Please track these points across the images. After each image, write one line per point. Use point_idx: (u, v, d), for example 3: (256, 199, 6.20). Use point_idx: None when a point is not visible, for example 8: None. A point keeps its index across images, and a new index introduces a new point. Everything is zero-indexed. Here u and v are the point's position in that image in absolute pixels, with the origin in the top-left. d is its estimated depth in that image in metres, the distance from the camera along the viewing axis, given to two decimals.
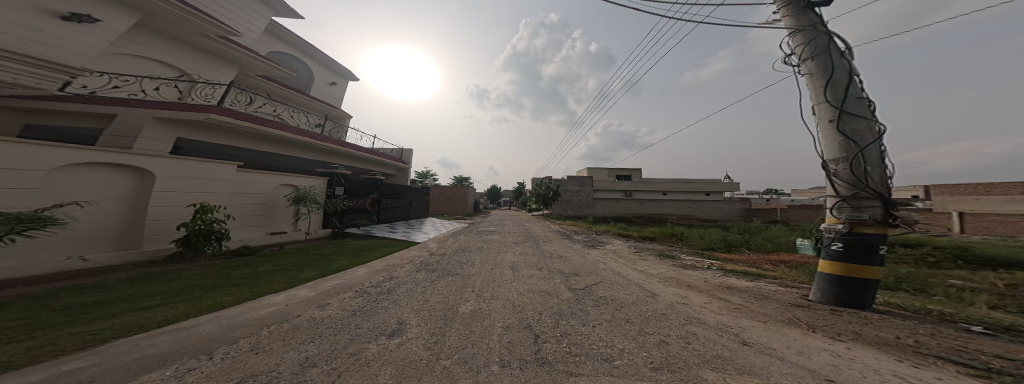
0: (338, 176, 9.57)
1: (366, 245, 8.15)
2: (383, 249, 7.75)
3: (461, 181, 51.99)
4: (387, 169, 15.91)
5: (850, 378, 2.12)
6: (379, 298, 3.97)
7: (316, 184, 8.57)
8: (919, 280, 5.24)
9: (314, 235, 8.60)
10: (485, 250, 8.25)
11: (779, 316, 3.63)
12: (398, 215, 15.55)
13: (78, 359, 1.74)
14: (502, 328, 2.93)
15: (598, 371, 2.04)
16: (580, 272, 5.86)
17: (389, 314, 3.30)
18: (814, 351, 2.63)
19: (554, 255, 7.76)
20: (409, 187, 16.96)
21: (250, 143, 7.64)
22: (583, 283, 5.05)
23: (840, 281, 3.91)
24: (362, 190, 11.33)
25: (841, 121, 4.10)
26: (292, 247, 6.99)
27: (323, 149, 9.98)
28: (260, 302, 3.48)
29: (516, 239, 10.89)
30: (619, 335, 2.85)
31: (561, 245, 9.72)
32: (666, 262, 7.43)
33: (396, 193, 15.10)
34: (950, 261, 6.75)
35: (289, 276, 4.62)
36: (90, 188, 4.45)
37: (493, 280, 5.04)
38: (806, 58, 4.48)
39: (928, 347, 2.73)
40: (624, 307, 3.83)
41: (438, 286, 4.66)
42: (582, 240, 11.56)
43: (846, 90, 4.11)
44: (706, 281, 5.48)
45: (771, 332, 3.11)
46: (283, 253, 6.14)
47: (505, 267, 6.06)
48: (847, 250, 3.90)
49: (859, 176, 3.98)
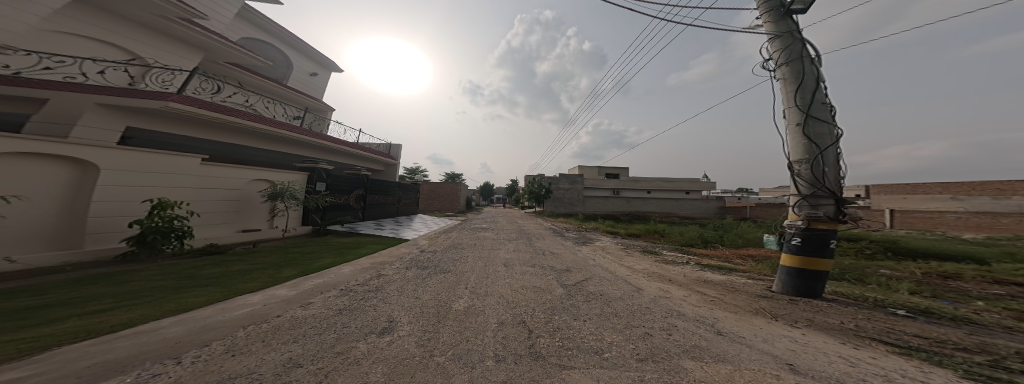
0: (319, 171, 9.18)
1: (352, 243, 7.90)
2: (370, 246, 7.53)
3: (454, 178, 51.19)
4: (375, 165, 15.47)
5: (806, 362, 2.27)
6: (368, 296, 3.87)
7: (296, 180, 8.22)
8: (857, 270, 5.68)
9: (294, 232, 8.26)
10: (478, 247, 8.21)
11: (747, 307, 3.84)
12: (385, 212, 15.15)
13: (14, 369, 1.58)
14: (496, 324, 2.93)
15: (588, 363, 2.08)
16: (573, 268, 5.95)
17: (379, 312, 3.22)
18: (776, 338, 2.81)
19: (546, 252, 7.83)
20: (398, 184, 16.59)
21: (219, 135, 7.21)
22: (574, 279, 5.13)
23: (797, 273, 4.18)
24: (346, 186, 10.97)
25: (807, 124, 4.36)
26: (267, 245, 6.67)
27: (301, 143, 9.58)
28: (234, 303, 3.31)
29: (510, 236, 10.90)
30: (607, 328, 2.91)
31: (554, 242, 9.83)
32: (650, 257, 7.69)
33: (383, 190, 14.70)
34: (882, 252, 7.30)
35: (266, 276, 4.42)
36: (20, 182, 4.05)
37: (486, 277, 5.03)
38: (783, 64, 4.68)
39: (864, 330, 2.99)
40: (614, 302, 3.93)
41: (430, 283, 4.60)
42: (574, 237, 11.73)
43: (812, 96, 4.36)
44: (686, 275, 5.72)
45: (741, 322, 3.30)
46: (257, 252, 5.84)
47: (497, 264, 6.07)
48: (805, 244, 4.17)
49: (818, 176, 4.24)
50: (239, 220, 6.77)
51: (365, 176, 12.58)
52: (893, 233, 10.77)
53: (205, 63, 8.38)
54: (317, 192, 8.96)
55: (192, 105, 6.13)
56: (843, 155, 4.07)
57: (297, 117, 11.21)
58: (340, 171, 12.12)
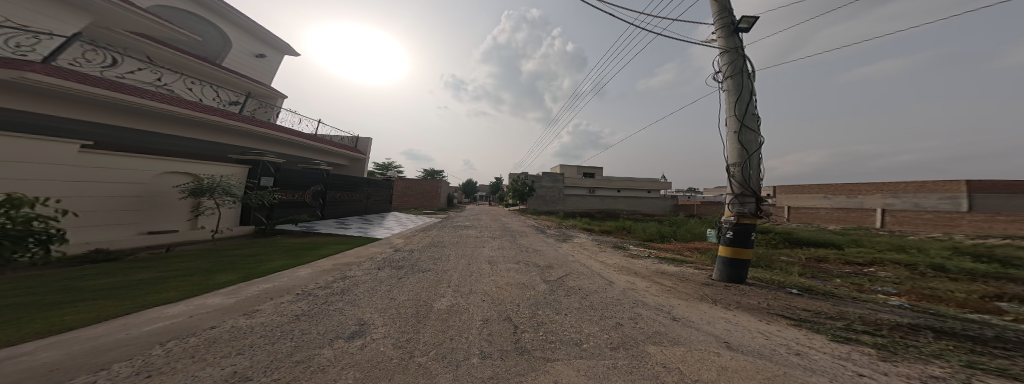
0: (265, 164, 8.09)
1: (309, 243, 7.15)
2: (334, 247, 6.91)
3: (432, 174, 49.05)
4: (338, 159, 14.26)
5: (738, 339, 2.68)
6: (332, 299, 3.59)
7: (234, 173, 7.27)
8: (764, 258, 6.81)
9: (228, 233, 7.24)
10: (458, 245, 8.03)
11: (694, 293, 4.37)
12: (351, 210, 14.00)
13: None
14: (481, 321, 2.94)
15: (571, 355, 2.20)
16: (556, 265, 6.14)
17: (342, 317, 3.00)
18: (716, 320, 3.26)
19: (529, 249, 7.94)
20: (367, 180, 15.48)
21: (125, 119, 6.07)
22: (556, 274, 5.32)
23: (729, 263, 4.86)
24: (300, 181, 9.92)
25: (741, 132, 5.09)
26: (191, 249, 5.76)
27: (237, 132, 8.38)
28: (143, 316, 2.85)
29: (493, 234, 10.80)
30: (585, 321, 3.10)
31: (538, 239, 9.95)
32: (620, 252, 8.26)
33: (350, 185, 13.63)
34: (782, 242, 8.73)
35: (191, 283, 3.85)
36: None
37: (467, 275, 4.96)
38: (728, 76, 5.35)
39: (773, 308, 3.61)
40: (589, 295, 4.19)
41: (404, 283, 4.40)
42: (555, 234, 12.00)
43: (746, 107, 5.11)
44: (647, 268, 6.30)
45: (692, 308, 3.75)
46: (179, 257, 5.03)
47: (478, 261, 6.03)
48: (735, 237, 4.87)
49: (745, 177, 4.99)
50: (145, 220, 5.73)
51: (326, 170, 11.51)
52: (808, 227, 13.11)
53: (90, 28, 6.85)
54: (262, 188, 7.96)
55: (69, 79, 4.96)
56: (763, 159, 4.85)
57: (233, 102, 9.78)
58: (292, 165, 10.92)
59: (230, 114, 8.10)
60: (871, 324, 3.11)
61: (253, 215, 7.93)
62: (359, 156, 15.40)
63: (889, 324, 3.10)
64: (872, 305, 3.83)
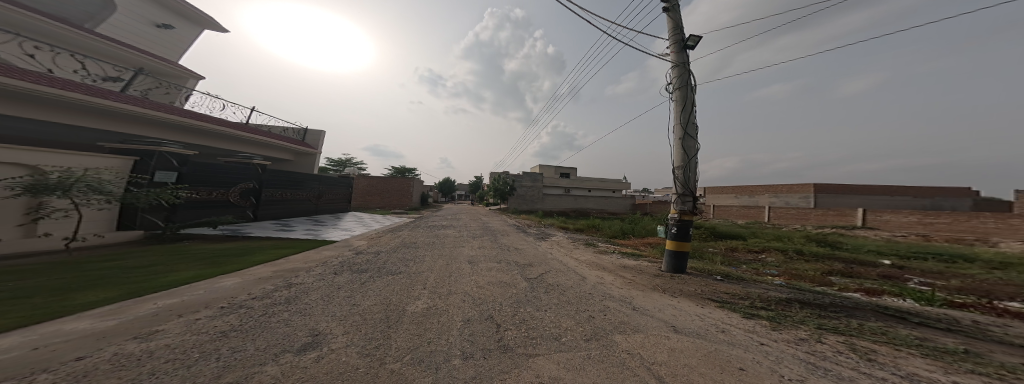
0: (163, 156, 6.73)
1: (238, 249, 6.07)
2: (275, 251, 5.94)
3: (403, 172, 45.96)
4: (282, 154, 12.68)
5: (685, 324, 2.95)
6: (278, 308, 2.55)
7: (115, 166, 5.92)
8: (697, 249, 7.78)
9: (98, 240, 5.72)
10: (433, 244, 7.44)
11: (649, 284, 4.75)
12: (296, 210, 12.29)
13: None
14: (462, 321, 2.62)
15: (551, 350, 2.12)
16: (536, 263, 6.03)
17: (292, 329, 2.12)
18: (665, 307, 3.57)
19: (510, 248, 7.71)
20: (317, 177, 13.87)
21: (64, 116, 5.99)
22: (536, 272, 5.19)
23: (673, 255, 5.42)
24: (218, 179, 8.45)
25: (684, 139, 5.72)
26: (40, 263, 4.47)
27: (184, 129, 8.34)
28: None
29: (473, 233, 10.33)
30: (563, 316, 3.07)
31: (520, 238, 9.78)
32: (590, 249, 8.60)
33: (295, 183, 12.08)
34: (707, 235, 10.01)
35: (34, 308, 2.99)
36: None
37: (442, 272, 4.54)
38: (676, 88, 5.95)
39: (705, 293, 4.13)
40: (564, 291, 4.17)
41: (375, 284, 3.56)
42: (534, 233, 11.99)
43: (688, 116, 5.77)
44: (613, 263, 6.65)
45: (648, 297, 4.04)
46: (20, 275, 3.89)
47: (452, 260, 5.63)
48: (678, 232, 5.43)
49: (685, 179, 5.66)
50: None
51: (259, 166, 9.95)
52: (745, 223, 15.26)
53: None
54: (155, 184, 6.54)
55: None
56: (697, 163, 5.53)
57: (105, 77, 7.82)
58: (212, 160, 9.31)
59: (100, 92, 6.52)
60: (769, 301, 3.67)
61: (145, 218, 6.51)
62: (309, 151, 13.89)
63: (780, 299, 3.68)
64: (758, 284, 4.64)
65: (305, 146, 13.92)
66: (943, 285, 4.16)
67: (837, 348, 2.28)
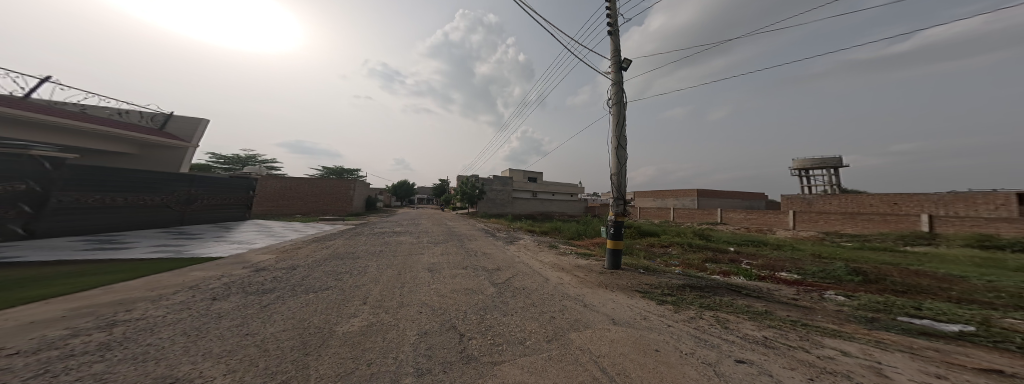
0: None
1: (54, 271, 4.19)
2: (123, 272, 4.27)
3: (343, 172, 40.43)
4: (133, 149, 11.05)
5: (627, 319, 3.15)
6: (83, 363, 1.57)
7: None
8: (631, 247, 8.74)
9: None
10: (376, 254, 6.43)
11: (597, 282, 4.98)
12: (143, 221, 8.81)
13: None
14: (418, 335, 2.18)
15: (516, 354, 2.00)
16: (508, 266, 5.57)
17: (126, 377, 1.47)
18: (605, 302, 3.82)
19: (478, 253, 7.08)
20: (185, 176, 10.39)
21: None
22: (504, 276, 4.73)
23: (613, 252, 6.01)
24: None
25: (620, 148, 6.49)
26: None
27: (49, 126, 8.68)
28: None
29: (434, 239, 9.35)
30: (529, 319, 2.87)
31: (486, 242, 9.19)
32: (553, 250, 8.41)
33: (144, 182, 8.80)
34: (636, 232, 11.47)
35: None
36: None
37: (390, 282, 3.94)
38: (613, 104, 6.72)
39: (635, 286, 4.67)
40: (529, 294, 3.88)
41: (284, 308, 2.80)
42: (504, 236, 11.42)
43: (621, 130, 6.59)
44: (571, 262, 6.74)
45: (597, 294, 4.21)
46: None
47: (400, 268, 4.95)
48: (616, 231, 6.04)
49: (619, 185, 6.44)
50: None
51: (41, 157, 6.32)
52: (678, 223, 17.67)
53: None
54: None
55: None
56: (625, 173, 6.41)
57: None
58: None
59: None
60: (672, 289, 4.33)
61: None
62: (181, 145, 12.25)
63: (681, 286, 4.30)
64: (668, 274, 5.48)
65: (174, 139, 12.20)
66: (751, 263, 5.77)
67: (712, 321, 2.90)
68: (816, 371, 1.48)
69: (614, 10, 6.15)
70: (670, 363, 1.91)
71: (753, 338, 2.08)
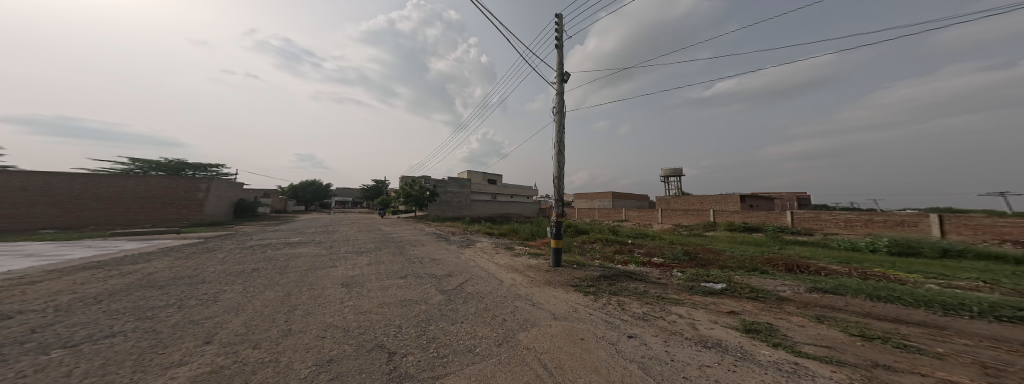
0: None
1: None
2: None
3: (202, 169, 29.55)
4: None
5: (567, 314, 3.27)
6: None
7: None
8: (569, 244, 9.44)
9: None
10: (258, 276, 4.70)
11: (541, 278, 5.09)
12: None
13: None
14: (315, 366, 1.72)
15: (462, 363, 1.80)
16: (447, 275, 4.98)
17: None
18: (549, 299, 3.90)
19: (423, 260, 6.58)
20: None
21: None
22: (454, 282, 4.50)
23: (557, 250, 6.27)
24: None
25: (559, 154, 7.04)
26: None
27: None
28: None
29: (370, 247, 8.29)
30: (480, 323, 2.65)
31: (430, 248, 8.56)
32: (510, 251, 8.19)
33: None
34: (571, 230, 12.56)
35: None
36: None
37: (276, 309, 3.02)
38: (556, 112, 7.25)
39: (570, 280, 4.94)
40: (478, 297, 3.64)
41: (61, 357, 1.72)
42: (458, 240, 10.79)
43: (560, 137, 7.14)
44: (523, 262, 6.72)
45: (544, 294, 4.10)
46: None
47: (294, 292, 3.80)
48: (557, 230, 6.37)
49: (559, 187, 6.91)
50: None
51: None
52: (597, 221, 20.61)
53: None
54: None
55: None
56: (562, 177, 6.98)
57: None
58: None
59: None
60: (592, 280, 4.86)
61: None
62: None
63: (599, 278, 4.82)
64: (595, 267, 6.09)
65: None
66: (643, 251, 7.12)
67: (616, 304, 3.47)
68: (671, 337, 1.90)
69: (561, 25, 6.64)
70: (588, 349, 2.14)
71: (637, 315, 2.56)
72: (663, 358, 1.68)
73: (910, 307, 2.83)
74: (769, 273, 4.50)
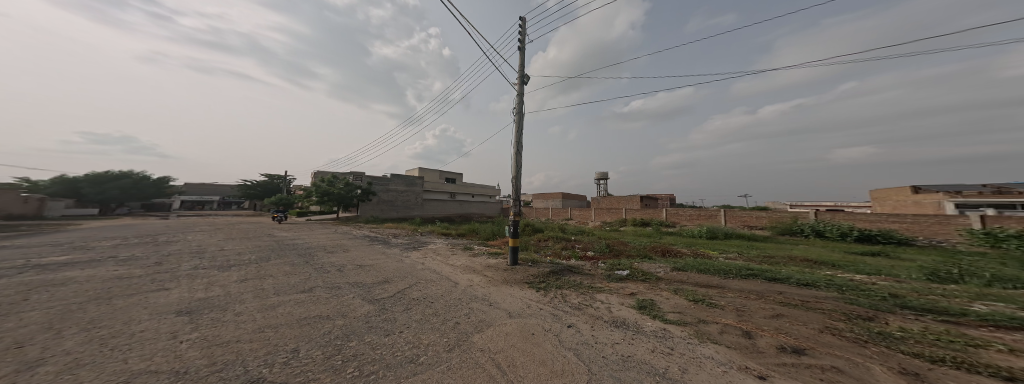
0: None
1: None
2: None
3: None
4: None
5: (520, 310, 3.27)
6: None
7: None
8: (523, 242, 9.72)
9: None
10: (46, 302, 2.89)
11: (497, 277, 5.05)
12: None
13: None
14: None
15: (397, 377, 1.55)
16: (373, 285, 4.25)
17: None
18: (503, 296, 3.84)
19: (360, 264, 5.91)
20: None
21: None
22: (392, 289, 4.14)
23: (514, 248, 6.39)
24: None
25: (518, 154, 7.20)
26: None
27: None
28: None
29: (295, 252, 7.10)
30: (426, 330, 2.39)
31: (349, 256, 6.94)
32: (467, 252, 8.03)
33: None
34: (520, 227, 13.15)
35: None
36: None
37: (85, 341, 1.88)
38: (516, 113, 7.43)
39: (524, 277, 4.95)
40: (415, 308, 3.23)
41: None
42: (402, 243, 9.95)
43: (519, 137, 7.32)
44: (480, 262, 6.59)
45: (496, 291, 4.12)
46: None
47: (38, 339, 1.88)
48: (514, 229, 6.49)
49: (517, 186, 7.06)
50: None
51: None
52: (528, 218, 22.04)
53: None
54: None
55: None
56: (519, 176, 7.15)
57: None
58: None
59: None
60: (543, 275, 5.00)
61: None
62: None
63: (547, 273, 5.05)
64: (547, 263, 6.45)
65: None
66: (584, 246, 7.89)
67: (559, 296, 3.78)
68: (596, 321, 2.25)
69: (526, 29, 6.84)
70: (537, 343, 2.11)
71: (577, 305, 2.78)
72: (590, 341, 1.90)
73: (714, 274, 4.26)
74: (650, 258, 5.73)
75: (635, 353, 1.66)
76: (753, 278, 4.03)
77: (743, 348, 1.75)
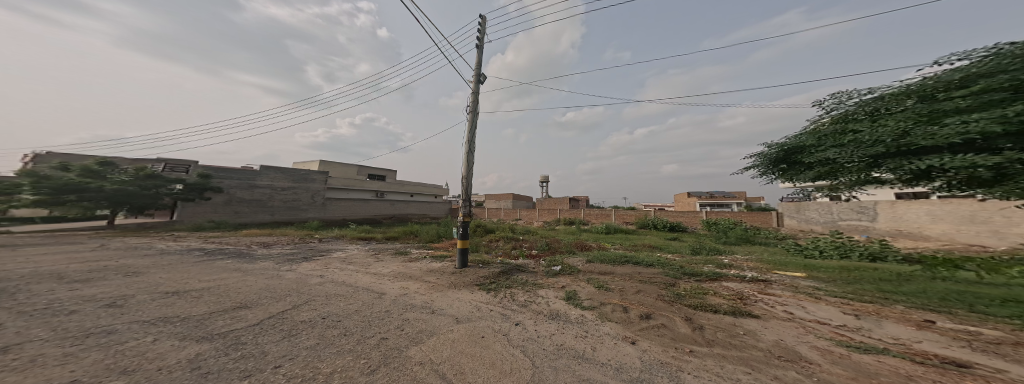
0: None
1: None
2: None
3: None
4: None
5: (467, 314, 3.12)
6: None
7: None
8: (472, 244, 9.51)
9: None
10: None
11: (445, 282, 4.72)
12: None
13: None
14: None
15: None
16: (204, 317, 2.37)
17: None
18: (452, 302, 3.63)
19: (217, 277, 4.05)
20: None
21: None
22: (262, 314, 2.53)
23: (464, 251, 6.31)
24: None
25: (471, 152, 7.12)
26: None
27: None
28: None
29: (83, 270, 4.31)
30: (324, 356, 1.73)
31: (135, 282, 3.64)
32: (399, 259, 7.04)
33: None
34: None
35: None
36: None
37: None
38: (470, 111, 7.32)
39: (474, 280, 4.79)
40: (309, 329, 2.20)
41: None
42: (288, 251, 7.14)
43: (472, 136, 7.23)
44: (418, 268, 5.96)
45: (441, 297, 3.89)
46: None
47: None
48: (463, 231, 6.38)
49: (467, 185, 6.98)
50: None
51: None
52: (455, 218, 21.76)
53: None
54: None
55: None
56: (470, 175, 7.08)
57: None
58: None
59: None
60: (495, 276, 4.96)
61: None
62: None
63: (497, 273, 5.07)
64: (499, 263, 6.54)
65: None
66: (527, 245, 8.23)
67: (505, 295, 3.90)
68: (538, 316, 2.41)
69: (484, 27, 6.80)
70: (486, 346, 2.00)
71: (523, 303, 2.88)
72: (533, 337, 2.01)
73: (620, 262, 5.12)
74: (571, 252, 6.58)
75: (565, 342, 1.82)
76: (626, 263, 5.01)
77: (622, 321, 2.18)
